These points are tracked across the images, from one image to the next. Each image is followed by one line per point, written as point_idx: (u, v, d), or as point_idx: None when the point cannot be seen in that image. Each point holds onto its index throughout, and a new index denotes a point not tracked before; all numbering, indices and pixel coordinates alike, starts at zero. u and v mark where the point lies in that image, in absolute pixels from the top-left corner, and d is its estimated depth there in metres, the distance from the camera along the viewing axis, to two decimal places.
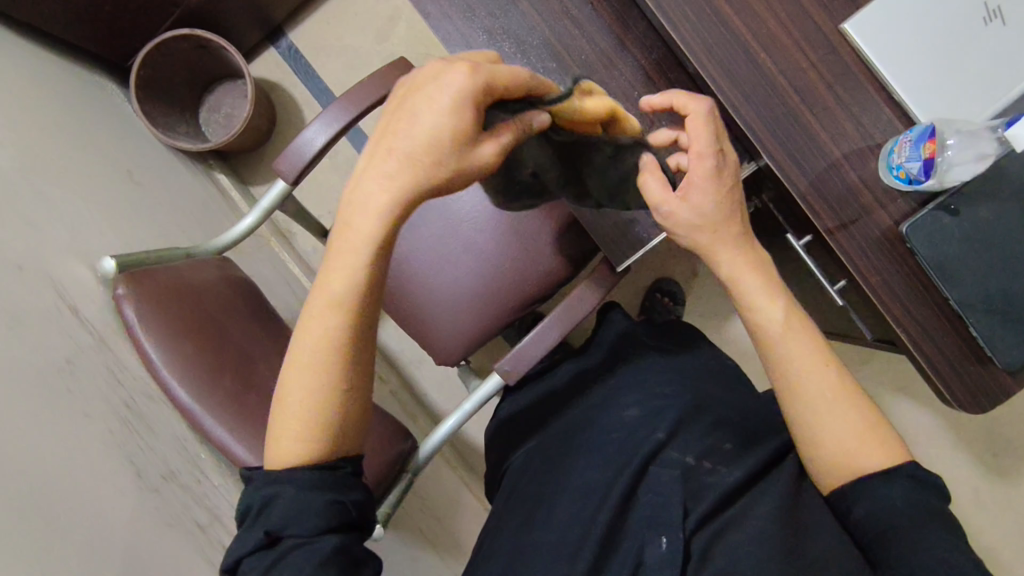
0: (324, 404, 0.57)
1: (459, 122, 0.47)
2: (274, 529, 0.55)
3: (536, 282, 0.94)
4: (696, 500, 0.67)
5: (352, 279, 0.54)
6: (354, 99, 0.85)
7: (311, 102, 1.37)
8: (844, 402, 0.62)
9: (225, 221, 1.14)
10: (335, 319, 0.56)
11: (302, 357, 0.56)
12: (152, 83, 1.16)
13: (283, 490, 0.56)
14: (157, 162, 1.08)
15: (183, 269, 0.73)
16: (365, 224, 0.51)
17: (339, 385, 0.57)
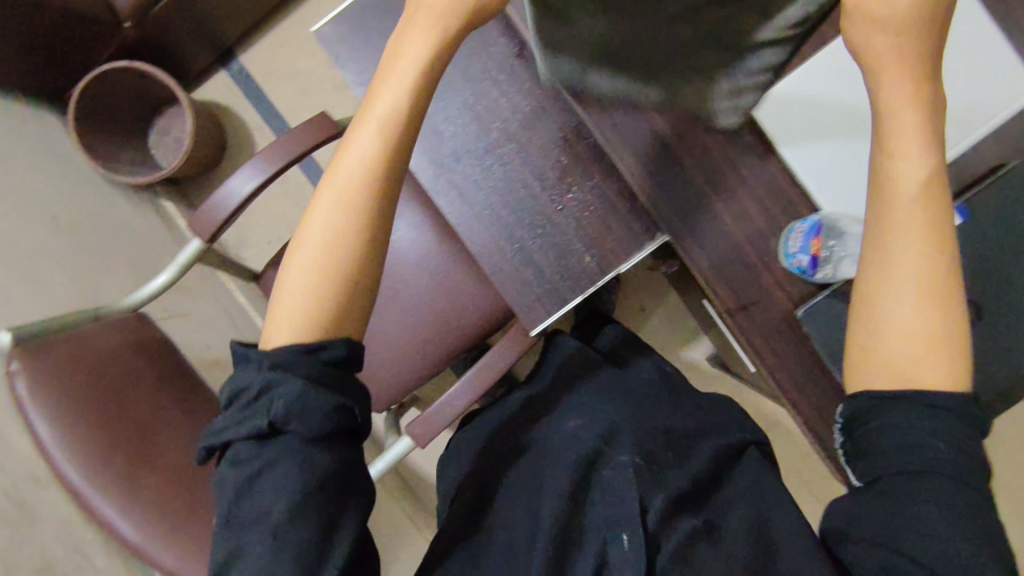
0: (336, 260, 0.50)
1: None
2: (275, 421, 0.48)
3: (454, 338, 0.93)
4: (651, 497, 0.68)
5: (386, 135, 0.51)
6: (272, 155, 0.84)
7: (262, 127, 1.36)
8: (949, 343, 0.47)
9: (164, 255, 1.14)
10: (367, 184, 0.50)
11: (317, 221, 0.51)
12: (94, 112, 1.15)
13: (288, 381, 0.48)
14: (93, 199, 1.07)
15: (89, 336, 0.74)
16: (400, 76, 0.51)
17: (349, 264, 0.50)
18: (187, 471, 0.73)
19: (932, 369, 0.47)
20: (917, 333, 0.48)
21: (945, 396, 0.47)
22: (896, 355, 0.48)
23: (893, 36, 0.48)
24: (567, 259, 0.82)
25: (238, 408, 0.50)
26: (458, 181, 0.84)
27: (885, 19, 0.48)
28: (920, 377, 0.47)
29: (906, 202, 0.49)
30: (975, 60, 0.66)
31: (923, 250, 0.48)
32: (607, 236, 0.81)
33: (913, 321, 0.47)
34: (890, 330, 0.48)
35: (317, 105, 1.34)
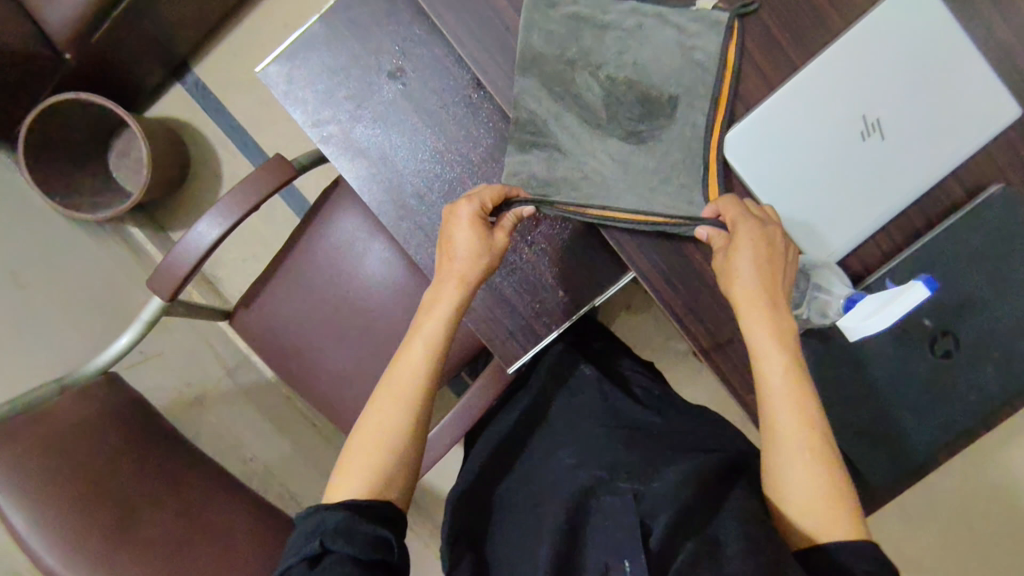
0: (393, 434, 0.62)
1: (472, 232, 0.66)
2: (325, 542, 0.56)
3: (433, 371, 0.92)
4: (653, 517, 0.58)
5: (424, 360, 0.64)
6: (233, 205, 0.80)
7: (224, 142, 1.30)
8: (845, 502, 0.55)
9: (135, 291, 1.11)
10: (408, 403, 0.63)
11: (372, 431, 0.62)
12: (46, 145, 1.09)
13: (337, 512, 0.57)
14: (53, 244, 1.02)
15: (56, 413, 0.73)
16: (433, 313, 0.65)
17: (397, 466, 0.61)
18: (172, 538, 0.72)
19: (834, 522, 0.55)
20: (811, 490, 0.55)
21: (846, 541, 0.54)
22: (810, 518, 0.55)
23: (752, 273, 0.60)
24: (539, 294, 0.80)
25: (295, 545, 0.58)
26: (421, 218, 0.80)
27: (747, 246, 0.60)
28: (828, 535, 0.55)
29: (773, 383, 0.58)
30: (952, 83, 0.63)
31: (799, 437, 0.56)
32: (572, 270, 0.80)
33: (804, 491, 0.56)
34: (796, 506, 0.56)
35: (279, 116, 1.29)
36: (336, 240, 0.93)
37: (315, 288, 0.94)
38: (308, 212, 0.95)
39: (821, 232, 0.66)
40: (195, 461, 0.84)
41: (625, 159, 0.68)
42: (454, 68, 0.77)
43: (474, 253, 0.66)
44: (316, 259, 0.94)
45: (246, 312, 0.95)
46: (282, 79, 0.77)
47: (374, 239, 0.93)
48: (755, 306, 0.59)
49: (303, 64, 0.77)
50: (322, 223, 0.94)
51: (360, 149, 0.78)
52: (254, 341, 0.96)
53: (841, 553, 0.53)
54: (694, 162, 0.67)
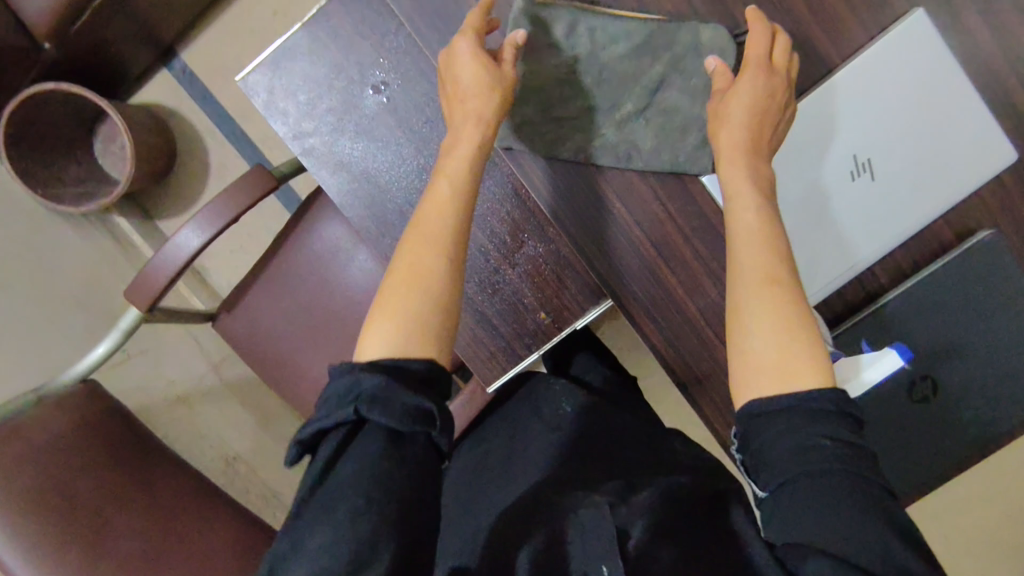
0: (429, 290, 0.53)
1: (479, 62, 0.59)
2: (360, 409, 0.48)
3: None
4: (632, 523, 0.51)
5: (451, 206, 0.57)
6: (212, 216, 0.78)
7: (213, 130, 1.27)
8: (801, 349, 0.49)
9: (119, 284, 1.10)
10: (443, 253, 0.54)
11: (399, 285, 0.53)
12: (28, 134, 1.07)
13: (371, 375, 0.49)
14: (33, 238, 1.01)
15: (30, 426, 0.72)
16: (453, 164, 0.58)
17: (434, 309, 0.53)
18: (146, 554, 0.73)
19: (806, 367, 0.49)
20: (778, 337, 0.50)
21: (814, 387, 0.48)
22: (766, 368, 0.49)
23: (752, 116, 0.57)
24: (521, 315, 0.79)
25: (332, 397, 0.50)
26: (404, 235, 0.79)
27: (751, 93, 0.57)
28: (793, 382, 0.49)
29: (741, 234, 0.54)
30: (947, 128, 0.61)
31: (782, 304, 0.51)
32: (556, 292, 0.79)
33: (766, 338, 0.50)
34: (749, 349, 0.50)
35: None
36: (319, 247, 0.92)
37: (299, 295, 0.93)
38: (292, 218, 0.94)
39: (805, 273, 0.65)
40: (173, 470, 0.84)
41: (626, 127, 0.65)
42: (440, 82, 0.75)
43: (486, 78, 0.59)
44: (298, 265, 0.93)
45: (228, 316, 0.94)
46: (263, 90, 0.75)
47: (357, 246, 0.91)
48: (741, 158, 0.57)
49: (286, 74, 0.75)
50: (304, 229, 0.92)
51: (342, 163, 0.77)
52: (237, 347, 0.95)
53: (802, 415, 0.47)
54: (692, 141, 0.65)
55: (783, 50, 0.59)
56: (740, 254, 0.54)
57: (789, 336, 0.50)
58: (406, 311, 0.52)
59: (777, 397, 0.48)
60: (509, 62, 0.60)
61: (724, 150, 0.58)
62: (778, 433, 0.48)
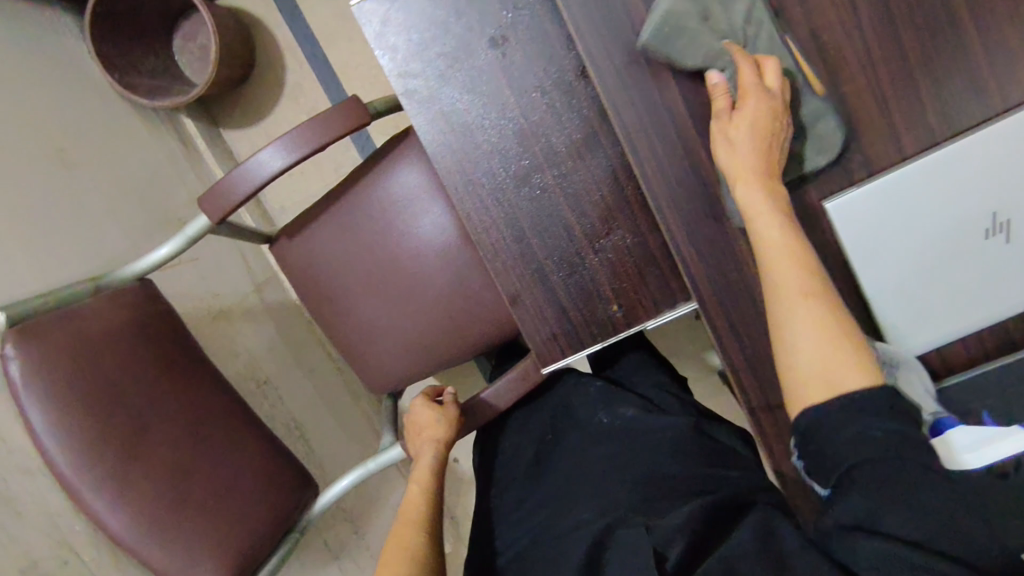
0: (410, 554, 0.67)
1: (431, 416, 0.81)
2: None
3: (465, 344, 0.91)
4: (669, 545, 0.56)
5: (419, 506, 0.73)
6: (297, 142, 0.75)
7: (294, 49, 1.23)
8: (843, 350, 0.49)
9: (180, 189, 1.07)
10: (415, 537, 0.69)
11: (391, 553, 0.67)
12: (115, 17, 1.04)
13: None
14: (106, 124, 0.98)
15: (89, 313, 0.71)
16: (414, 489, 0.76)
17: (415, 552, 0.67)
18: (182, 463, 0.71)
19: (843, 366, 0.49)
20: (821, 345, 0.50)
21: (859, 391, 0.48)
22: (816, 382, 0.49)
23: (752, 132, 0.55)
24: (592, 302, 0.77)
25: None
26: (490, 199, 0.76)
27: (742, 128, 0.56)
28: (840, 389, 0.48)
29: (771, 248, 0.54)
30: None
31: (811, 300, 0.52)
32: (633, 287, 0.77)
33: (803, 353, 0.50)
34: (797, 365, 0.51)
35: (356, 34, 1.20)
36: (394, 192, 0.89)
37: (364, 239, 0.90)
38: (371, 155, 0.90)
39: (906, 319, 0.62)
40: (217, 386, 0.82)
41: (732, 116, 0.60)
42: (562, 48, 0.71)
43: (433, 434, 0.80)
44: (368, 207, 0.90)
45: (287, 243, 0.92)
46: (377, 20, 0.72)
47: (434, 198, 0.88)
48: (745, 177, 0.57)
49: (404, 9, 0.71)
50: (381, 170, 0.89)
51: (442, 109, 0.74)
52: (295, 275, 0.93)
53: (850, 417, 0.47)
54: (819, 164, 0.61)
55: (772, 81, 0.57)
56: (769, 248, 0.54)
57: (834, 343, 0.50)
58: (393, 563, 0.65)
59: (818, 411, 0.48)
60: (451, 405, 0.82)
61: (731, 172, 0.57)
62: (839, 435, 0.47)
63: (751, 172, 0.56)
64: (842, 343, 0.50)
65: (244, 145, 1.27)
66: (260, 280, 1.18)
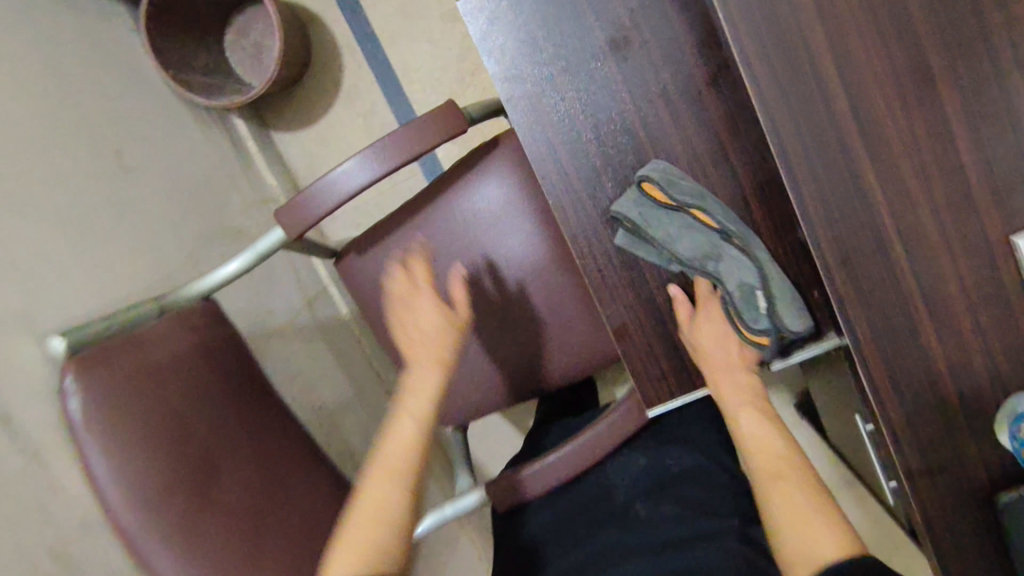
0: (394, 524, 0.59)
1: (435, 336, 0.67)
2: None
3: (550, 376, 0.83)
4: None
5: (411, 457, 0.62)
6: (388, 155, 0.67)
7: (352, 47, 1.13)
8: (819, 522, 0.54)
9: (231, 196, 0.98)
10: (398, 498, 0.60)
11: (378, 523, 0.59)
12: (168, 9, 0.96)
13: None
14: (158, 125, 0.89)
15: (156, 340, 0.63)
16: (404, 431, 0.63)
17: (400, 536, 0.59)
18: (253, 516, 0.63)
19: (826, 539, 0.53)
20: (806, 527, 0.54)
21: (831, 560, 0.51)
22: (810, 558, 0.53)
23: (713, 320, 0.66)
24: None
25: None
26: (599, 221, 0.68)
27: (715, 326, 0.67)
28: (825, 555, 0.52)
29: (748, 438, 0.64)
30: None
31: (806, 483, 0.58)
32: None
33: (790, 533, 0.55)
34: (786, 542, 0.55)
35: (419, 34, 1.12)
36: (478, 208, 0.81)
37: (446, 255, 0.82)
38: (454, 166, 0.83)
39: None
40: (282, 420, 0.74)
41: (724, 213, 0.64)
42: (693, 56, 0.64)
43: (426, 351, 0.66)
44: (448, 223, 0.82)
45: (358, 259, 0.85)
46: (488, 12, 0.63)
47: (523, 217, 0.80)
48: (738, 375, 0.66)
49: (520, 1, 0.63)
50: (465, 183, 0.81)
51: (551, 121, 0.66)
52: (364, 289, 0.85)
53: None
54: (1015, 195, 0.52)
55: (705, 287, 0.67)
56: (742, 420, 0.64)
57: (826, 520, 0.55)
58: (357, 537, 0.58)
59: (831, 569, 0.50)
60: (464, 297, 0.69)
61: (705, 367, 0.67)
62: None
63: (718, 360, 0.67)
64: (817, 524, 0.54)
65: (294, 147, 1.19)
66: (310, 295, 1.09)
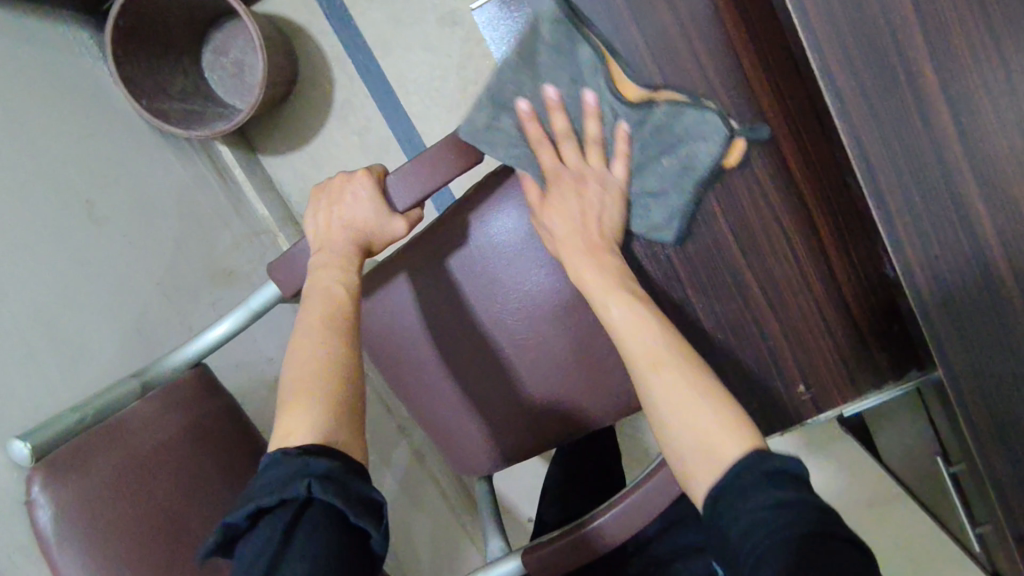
0: (329, 373, 0.48)
1: (348, 233, 0.56)
2: (306, 485, 0.41)
3: (591, 418, 0.72)
4: None
5: (328, 309, 0.52)
6: (410, 188, 0.55)
7: (343, 61, 1.04)
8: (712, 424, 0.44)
9: (218, 233, 0.89)
10: (327, 351, 0.50)
11: (295, 380, 0.48)
12: (136, 33, 0.87)
13: (277, 485, 0.42)
14: (131, 164, 0.80)
15: (138, 427, 0.54)
16: (319, 301, 0.52)
17: (335, 365, 0.49)
18: None
19: (714, 440, 0.44)
20: (707, 437, 0.44)
21: (740, 462, 0.42)
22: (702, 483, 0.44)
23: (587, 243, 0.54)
24: (771, 383, 0.60)
25: (270, 490, 0.42)
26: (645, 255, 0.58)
27: (563, 202, 0.54)
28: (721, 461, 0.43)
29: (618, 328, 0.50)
30: None
31: (668, 372, 0.47)
32: (826, 365, 0.59)
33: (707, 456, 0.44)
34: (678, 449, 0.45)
35: (413, 42, 1.02)
36: (499, 240, 0.68)
37: (461, 293, 0.69)
38: (467, 191, 0.70)
39: None
40: None
41: (694, 170, 0.53)
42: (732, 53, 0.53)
43: (350, 229, 0.56)
44: (467, 259, 0.68)
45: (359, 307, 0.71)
46: None
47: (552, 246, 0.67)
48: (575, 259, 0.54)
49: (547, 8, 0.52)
50: (483, 209, 0.68)
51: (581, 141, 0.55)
52: (362, 340, 0.72)
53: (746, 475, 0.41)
54: None
55: (600, 150, 0.54)
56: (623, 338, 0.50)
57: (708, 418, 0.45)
58: (309, 391, 0.47)
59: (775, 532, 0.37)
60: (396, 213, 0.55)
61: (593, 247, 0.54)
62: None
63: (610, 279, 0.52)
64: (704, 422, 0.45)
65: (286, 171, 1.09)
66: None
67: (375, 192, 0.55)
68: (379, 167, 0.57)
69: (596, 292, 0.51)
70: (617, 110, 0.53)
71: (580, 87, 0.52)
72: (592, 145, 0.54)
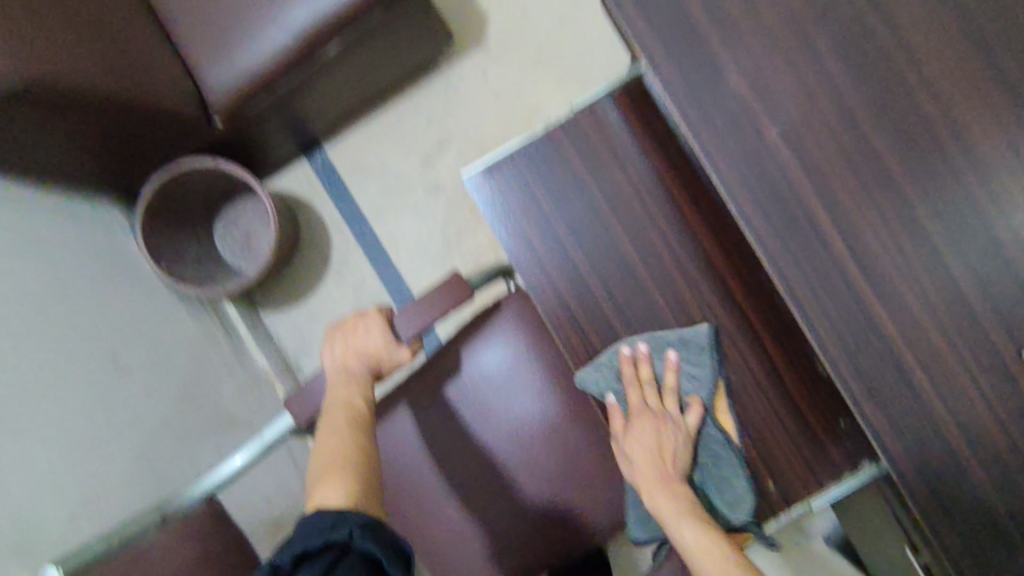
0: (358, 456, 0.55)
1: (360, 362, 0.64)
2: (355, 531, 0.47)
3: (584, 536, 0.75)
4: None
5: (352, 409, 0.59)
6: (412, 322, 0.63)
7: (341, 227, 1.18)
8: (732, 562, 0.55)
9: (222, 381, 0.95)
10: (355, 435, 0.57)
11: (326, 461, 0.55)
12: (160, 209, 0.99)
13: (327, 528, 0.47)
14: (148, 319, 0.88)
15: (158, 556, 0.57)
16: (339, 407, 0.59)
17: (363, 449, 0.56)
18: None
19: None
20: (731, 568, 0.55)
21: None
22: None
23: (647, 419, 0.63)
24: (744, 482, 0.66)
25: (321, 531, 0.46)
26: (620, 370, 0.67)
27: (645, 428, 0.63)
28: None
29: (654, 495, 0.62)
30: None
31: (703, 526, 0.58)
32: (788, 460, 0.66)
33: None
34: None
35: (403, 208, 1.17)
36: (489, 372, 0.76)
37: (457, 423, 0.76)
38: (460, 329, 0.79)
39: None
40: None
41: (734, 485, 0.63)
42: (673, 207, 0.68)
43: (362, 357, 0.64)
44: (462, 390, 0.77)
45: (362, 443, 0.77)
46: (492, 189, 0.67)
47: (536, 374, 0.76)
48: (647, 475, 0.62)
49: (523, 175, 0.68)
50: (475, 345, 0.77)
51: (559, 271, 0.67)
52: None
53: None
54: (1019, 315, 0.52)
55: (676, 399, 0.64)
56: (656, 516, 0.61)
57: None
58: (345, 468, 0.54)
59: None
60: (403, 344, 0.64)
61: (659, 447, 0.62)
62: None
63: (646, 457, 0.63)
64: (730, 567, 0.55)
65: (285, 325, 1.18)
66: None
67: (384, 328, 0.64)
68: (387, 307, 0.66)
69: (640, 445, 0.62)
70: (696, 386, 0.64)
71: (682, 357, 0.64)
72: (670, 394, 0.64)
